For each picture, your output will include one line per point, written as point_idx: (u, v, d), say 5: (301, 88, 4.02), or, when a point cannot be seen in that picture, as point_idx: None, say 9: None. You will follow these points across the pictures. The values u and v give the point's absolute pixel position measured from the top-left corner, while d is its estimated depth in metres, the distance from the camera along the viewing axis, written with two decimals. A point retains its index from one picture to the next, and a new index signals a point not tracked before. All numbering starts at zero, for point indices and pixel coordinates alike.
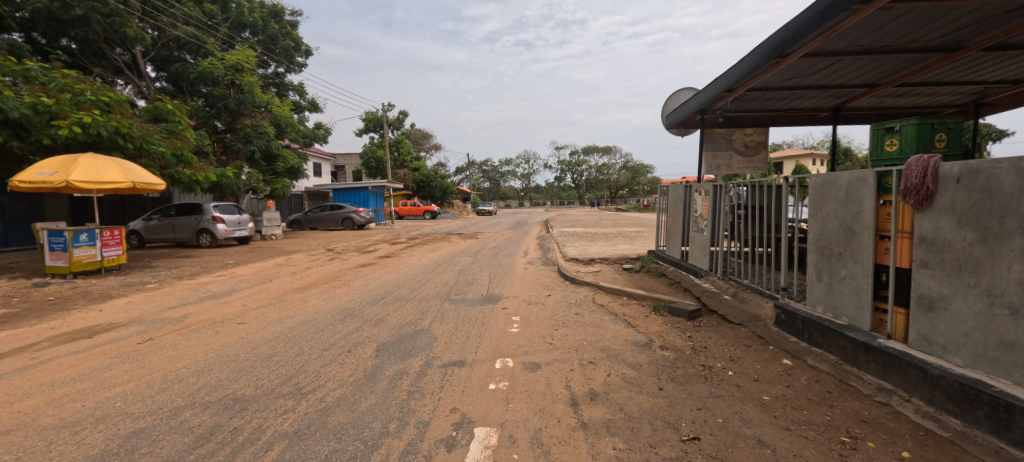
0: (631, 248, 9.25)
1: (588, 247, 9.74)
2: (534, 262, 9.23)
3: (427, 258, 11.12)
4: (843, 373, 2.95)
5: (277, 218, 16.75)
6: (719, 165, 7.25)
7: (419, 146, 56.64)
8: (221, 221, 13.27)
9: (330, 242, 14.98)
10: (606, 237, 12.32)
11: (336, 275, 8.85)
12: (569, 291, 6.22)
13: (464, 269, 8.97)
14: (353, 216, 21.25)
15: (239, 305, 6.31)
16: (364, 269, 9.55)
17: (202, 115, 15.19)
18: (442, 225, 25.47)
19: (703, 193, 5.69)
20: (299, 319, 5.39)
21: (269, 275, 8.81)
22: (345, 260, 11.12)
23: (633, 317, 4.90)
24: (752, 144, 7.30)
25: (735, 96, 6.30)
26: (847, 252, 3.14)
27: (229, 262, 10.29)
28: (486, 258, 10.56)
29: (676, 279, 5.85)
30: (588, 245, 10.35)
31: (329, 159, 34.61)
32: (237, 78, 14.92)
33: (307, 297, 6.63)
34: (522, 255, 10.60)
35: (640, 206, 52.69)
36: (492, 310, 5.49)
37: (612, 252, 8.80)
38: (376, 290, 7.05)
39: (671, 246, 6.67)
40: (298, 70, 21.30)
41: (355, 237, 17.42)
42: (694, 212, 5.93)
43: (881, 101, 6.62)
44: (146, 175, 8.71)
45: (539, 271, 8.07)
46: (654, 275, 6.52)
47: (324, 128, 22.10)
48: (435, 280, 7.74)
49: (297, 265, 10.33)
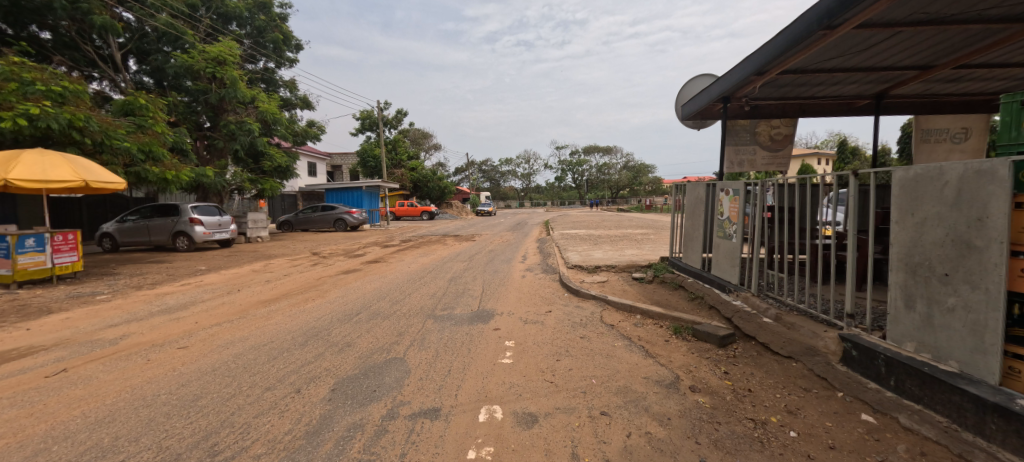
0: (641, 254, 8.39)
1: (592, 252, 8.89)
2: (533, 269, 8.37)
3: (417, 263, 10.27)
4: (962, 445, 2.07)
5: (264, 219, 15.91)
6: (742, 161, 6.37)
7: (417, 146, 55.80)
8: (199, 223, 12.40)
9: (318, 246, 14.13)
10: (611, 241, 11.44)
11: (313, 283, 7.99)
12: (572, 306, 5.36)
13: (455, 278, 8.09)
14: (345, 218, 20.39)
15: (191, 322, 5.46)
16: (346, 276, 8.67)
17: (183, 111, 14.37)
18: (439, 226, 24.60)
19: (731, 193, 4.75)
20: (251, 343, 4.53)
21: (240, 284, 7.95)
22: (329, 266, 10.26)
23: (650, 343, 4.03)
24: (779, 137, 6.40)
25: (765, 80, 5.43)
26: (957, 273, 2.28)
27: (201, 269, 9.45)
28: (481, 264, 9.70)
29: (698, 294, 5.00)
30: (592, 249, 9.48)
31: (323, 159, 33.77)
32: (219, 71, 14.09)
33: (271, 313, 5.77)
34: (520, 260, 9.74)
35: (642, 206, 51.89)
36: (481, 331, 4.62)
37: (619, 258, 7.93)
38: (352, 303, 6.18)
39: (689, 254, 5.81)
40: (289, 65, 20.51)
41: (346, 239, 16.56)
42: (718, 215, 5.02)
43: (930, 87, 5.74)
44: (104, 173, 7.90)
45: (539, 280, 7.22)
46: (670, 288, 5.66)
47: (318, 126, 21.19)
48: (421, 291, 6.86)
49: (275, 271, 9.47)
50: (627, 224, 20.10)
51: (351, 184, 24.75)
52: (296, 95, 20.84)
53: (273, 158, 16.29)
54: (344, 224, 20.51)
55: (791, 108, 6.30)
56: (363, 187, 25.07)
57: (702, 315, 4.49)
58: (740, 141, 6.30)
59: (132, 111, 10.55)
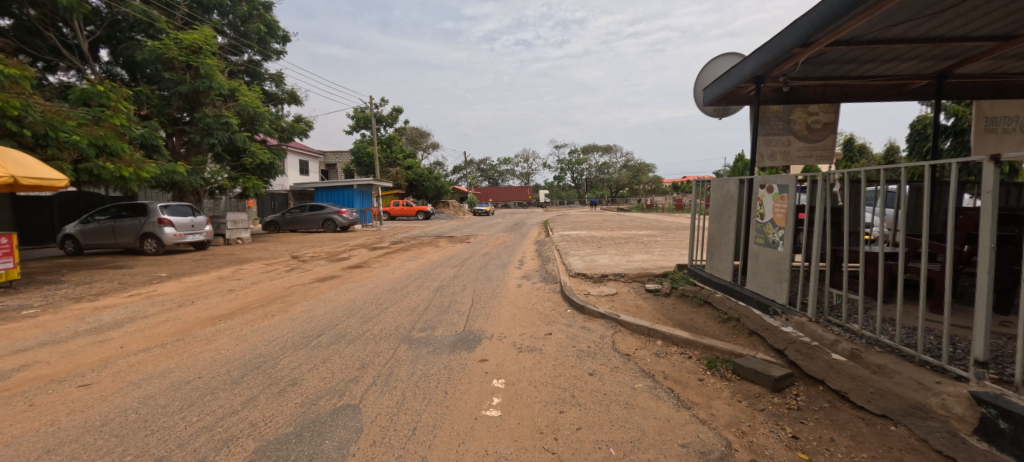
0: (652, 260, 7.46)
1: (596, 258, 7.97)
2: (530, 276, 7.42)
3: (404, 268, 9.32)
4: None
5: (245, 219, 14.94)
6: (774, 153, 5.49)
7: (415, 145, 54.82)
8: (168, 224, 11.40)
9: (301, 248, 13.19)
10: (616, 244, 10.49)
11: (282, 293, 7.05)
12: (577, 328, 4.42)
13: (443, 286, 7.14)
14: (334, 218, 19.43)
15: (116, 347, 4.52)
16: (321, 284, 7.73)
17: (156, 103, 13.38)
18: (434, 227, 23.69)
19: (776, 190, 3.78)
20: (172, 379, 3.57)
21: (199, 294, 6.99)
22: (306, 271, 9.32)
23: (680, 384, 3.11)
24: (817, 125, 5.51)
25: (811, 53, 4.45)
26: None
27: (162, 275, 8.49)
28: (475, 269, 8.77)
29: (731, 314, 4.09)
30: (597, 254, 8.53)
31: (317, 157, 32.82)
32: (195, 60, 13.10)
33: (216, 335, 4.81)
34: (517, 266, 8.79)
35: (643, 206, 50.99)
36: (463, 363, 3.67)
37: (629, 265, 6.99)
38: (317, 320, 5.25)
39: (715, 262, 4.88)
40: (275, 58, 19.53)
41: (333, 241, 15.61)
42: (756, 216, 4.08)
43: (1003, 65, 4.81)
44: (42, 169, 6.98)
45: (537, 291, 6.27)
46: (694, 304, 4.72)
47: (306, 121, 20.18)
48: (401, 304, 5.91)
49: (245, 277, 8.52)
50: (630, 224, 19.17)
51: (342, 182, 23.72)
52: (282, 89, 19.85)
53: (255, 154, 15.25)
54: (333, 224, 19.54)
55: (832, 91, 5.39)
56: (355, 186, 24.04)
57: (742, 343, 3.57)
58: (770, 130, 5.43)
59: (94, 102, 9.61)
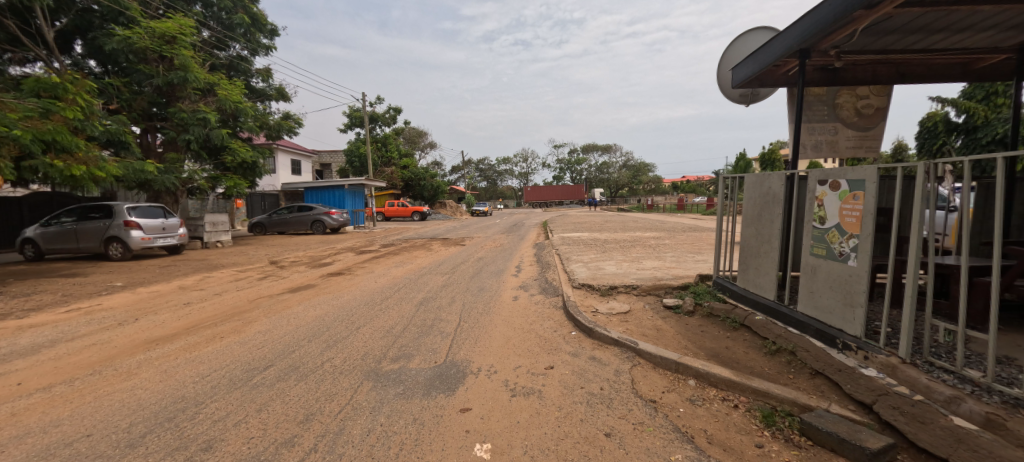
0: (666, 267, 6.62)
1: (602, 265, 7.10)
2: (528, 286, 6.54)
3: (389, 275, 8.45)
4: None
5: (225, 221, 14.04)
6: (819, 142, 4.69)
7: (413, 144, 53.79)
8: (136, 227, 10.48)
9: (283, 252, 12.33)
10: (621, 247, 9.62)
11: (245, 306, 6.17)
12: (585, 360, 3.54)
13: (428, 299, 6.25)
14: (323, 219, 18.54)
15: (11, 384, 3.62)
16: (293, 294, 6.85)
17: (126, 97, 12.44)
18: (429, 228, 22.78)
19: (845, 186, 2.92)
20: (49, 441, 2.67)
21: (148, 309, 6.10)
22: (281, 278, 8.43)
23: (732, 455, 2.23)
24: (868, 111, 4.73)
25: (872, 17, 3.49)
26: None
27: (117, 285, 7.59)
28: (466, 277, 7.89)
29: (780, 344, 3.24)
30: (602, 260, 7.66)
31: (309, 156, 31.85)
32: (168, 51, 12.14)
33: (140, 367, 3.91)
34: (513, 273, 7.93)
35: (644, 205, 50.23)
36: (438, 415, 2.78)
37: (640, 274, 6.12)
38: (271, 345, 4.37)
39: (751, 276, 4.03)
40: (263, 52, 18.67)
41: (319, 244, 14.72)
42: (812, 220, 3.24)
43: None
44: None
45: (537, 306, 5.39)
46: (725, 328, 3.86)
47: (295, 118, 19.25)
48: (375, 323, 5.02)
49: (210, 286, 7.63)
50: (632, 225, 18.31)
51: (332, 182, 22.75)
52: (270, 85, 18.95)
53: (236, 152, 14.27)
54: (322, 226, 18.67)
55: (885, 70, 4.56)
56: (346, 186, 23.06)
57: (804, 389, 2.72)
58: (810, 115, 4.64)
59: (48, 94, 8.68)
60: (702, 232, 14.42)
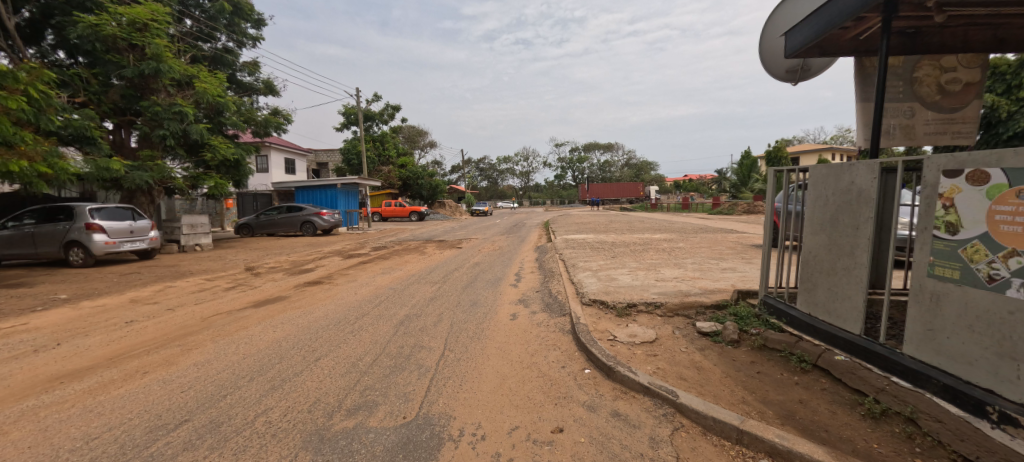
0: (691, 278, 5.65)
1: (616, 275, 6.13)
2: (528, 301, 5.57)
3: (372, 284, 7.48)
4: None
5: (204, 223, 13.10)
6: (889, 127, 3.72)
7: (412, 144, 53.10)
8: (98, 230, 9.53)
9: (263, 256, 11.36)
10: (633, 253, 8.62)
11: (195, 326, 5.23)
12: (607, 420, 2.57)
13: (410, 316, 5.28)
14: (313, 220, 17.59)
15: None
16: (256, 310, 5.89)
17: (95, 90, 11.51)
18: (425, 228, 21.82)
19: (998, 180, 1.97)
20: None
21: (79, 330, 5.14)
22: (251, 289, 7.47)
23: None
24: (955, 87, 3.72)
25: None
26: None
27: (59, 298, 6.64)
28: (458, 287, 6.90)
29: (887, 405, 2.28)
30: (614, 268, 6.67)
31: (304, 155, 30.92)
32: (138, 39, 11.16)
33: (15, 422, 2.94)
34: (512, 283, 6.94)
35: (648, 204, 49.13)
36: None
37: (662, 288, 5.15)
38: (199, 387, 3.40)
39: (822, 299, 3.07)
40: (250, 44, 17.78)
41: (306, 247, 13.75)
42: (932, 228, 2.29)
43: None
44: None
45: (540, 328, 4.43)
46: (790, 369, 2.91)
47: (284, 114, 18.32)
48: (339, 352, 4.04)
49: (166, 299, 6.69)
50: (639, 226, 17.28)
51: (324, 181, 21.73)
52: (257, 79, 18.02)
53: (217, 149, 13.31)
54: (312, 228, 17.71)
55: (981, 35, 3.58)
56: (338, 185, 22.01)
57: None
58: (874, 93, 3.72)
59: None
60: (717, 233, 13.41)
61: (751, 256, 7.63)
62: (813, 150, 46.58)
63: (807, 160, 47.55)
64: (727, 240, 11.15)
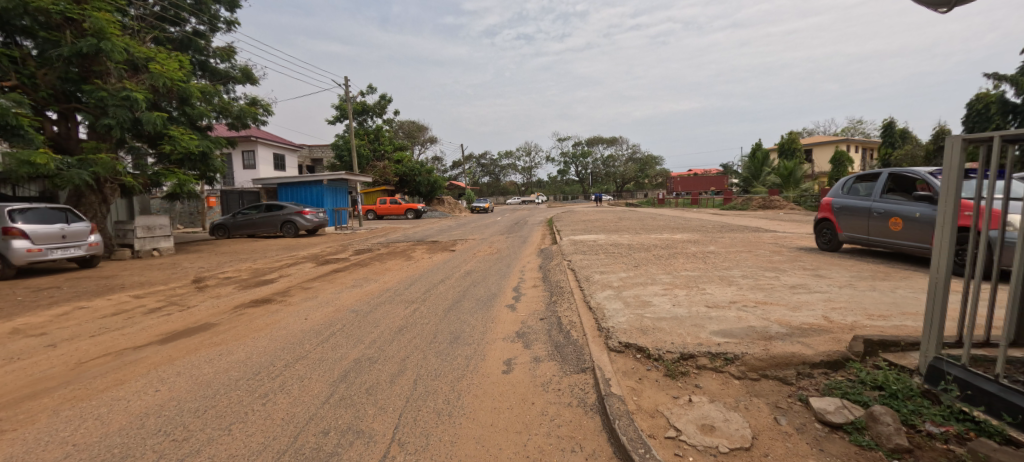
0: (756, 305, 4.02)
1: (649, 297, 4.51)
2: (529, 338, 3.97)
3: (332, 304, 5.91)
4: None
5: (164, 224, 11.53)
6: None
7: (411, 139, 51.72)
8: (18, 236, 7.98)
9: (224, 263, 9.82)
10: (660, 260, 6.96)
11: (53, 379, 3.66)
12: None
13: (360, 363, 3.69)
14: (295, 220, 16.05)
15: None
16: (158, 348, 4.32)
17: (29, 73, 9.99)
18: (420, 228, 20.24)
19: None
20: None
21: None
22: (180, 311, 5.92)
23: None
24: None
25: None
26: None
27: None
28: (439, 310, 5.31)
29: None
30: (642, 286, 5.04)
31: (294, 150, 29.32)
32: (74, 12, 9.58)
33: None
34: (509, 304, 5.34)
35: (655, 200, 47.20)
36: None
37: (724, 322, 3.55)
38: None
39: None
40: (223, 26, 16.22)
41: (280, 251, 12.22)
42: None
43: None
44: None
45: (547, 394, 2.84)
46: None
47: (263, 104, 16.80)
48: (215, 450, 2.43)
49: (59, 329, 5.14)
50: (653, 224, 15.58)
51: (309, 177, 20.13)
52: (233, 65, 16.47)
53: (177, 141, 11.77)
54: (293, 228, 16.16)
55: None
56: (324, 181, 20.41)
57: None
58: None
59: None
60: (746, 233, 11.69)
61: (814, 265, 5.97)
62: (828, 141, 44.44)
63: (822, 152, 45.41)
64: (764, 241, 9.46)
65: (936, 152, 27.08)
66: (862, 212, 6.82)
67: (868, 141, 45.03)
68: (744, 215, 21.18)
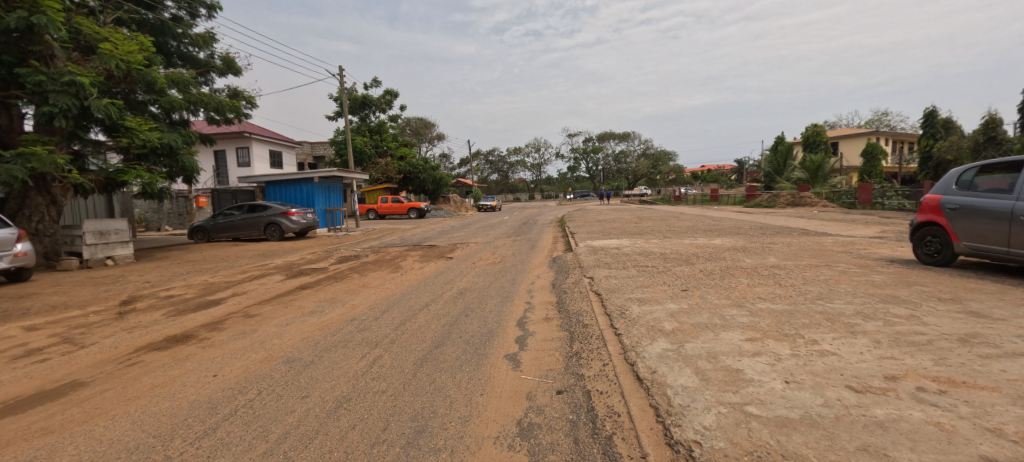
0: (945, 393, 2.24)
1: (734, 362, 2.76)
2: (542, 448, 2.24)
3: (268, 345, 4.29)
4: None
5: (121, 228, 10.10)
6: None
7: (417, 136, 50.16)
8: None
9: (177, 276, 8.30)
10: (715, 281, 5.16)
11: None
12: None
13: None
14: (280, 221, 14.59)
15: None
16: None
17: None
18: (420, 229, 18.60)
19: None
20: None
21: None
22: (64, 354, 4.34)
23: None
24: None
25: None
26: None
27: None
28: (409, 364, 3.62)
29: None
30: (714, 334, 3.28)
31: (292, 147, 27.98)
32: None
33: None
34: (510, 356, 3.62)
35: (670, 197, 44.90)
36: None
37: (926, 448, 1.79)
38: None
39: None
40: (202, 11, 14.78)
41: (253, 257, 10.71)
42: None
43: None
44: None
45: None
46: None
47: (246, 96, 15.34)
48: None
49: None
50: (679, 226, 13.64)
51: (300, 175, 18.66)
52: (213, 54, 15.05)
53: (135, 133, 10.25)
54: (279, 231, 14.69)
55: None
56: (316, 179, 18.89)
57: None
58: None
59: None
60: (800, 237, 9.73)
61: (951, 294, 4.13)
62: (858, 134, 41.58)
63: (850, 145, 42.66)
64: (832, 250, 7.56)
65: (986, 142, 24.46)
66: (997, 216, 4.96)
67: (901, 133, 42.02)
68: (778, 214, 19.06)
